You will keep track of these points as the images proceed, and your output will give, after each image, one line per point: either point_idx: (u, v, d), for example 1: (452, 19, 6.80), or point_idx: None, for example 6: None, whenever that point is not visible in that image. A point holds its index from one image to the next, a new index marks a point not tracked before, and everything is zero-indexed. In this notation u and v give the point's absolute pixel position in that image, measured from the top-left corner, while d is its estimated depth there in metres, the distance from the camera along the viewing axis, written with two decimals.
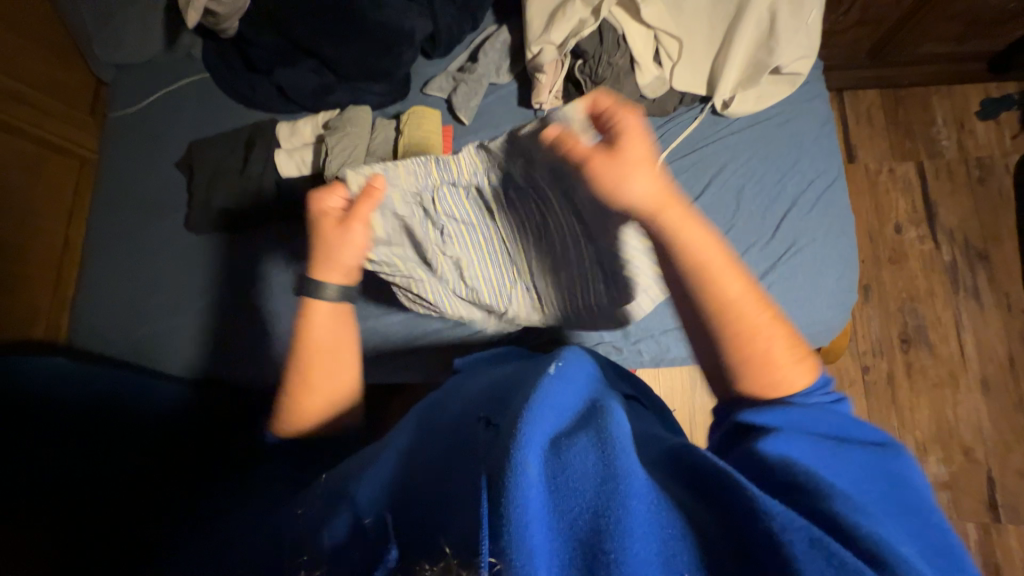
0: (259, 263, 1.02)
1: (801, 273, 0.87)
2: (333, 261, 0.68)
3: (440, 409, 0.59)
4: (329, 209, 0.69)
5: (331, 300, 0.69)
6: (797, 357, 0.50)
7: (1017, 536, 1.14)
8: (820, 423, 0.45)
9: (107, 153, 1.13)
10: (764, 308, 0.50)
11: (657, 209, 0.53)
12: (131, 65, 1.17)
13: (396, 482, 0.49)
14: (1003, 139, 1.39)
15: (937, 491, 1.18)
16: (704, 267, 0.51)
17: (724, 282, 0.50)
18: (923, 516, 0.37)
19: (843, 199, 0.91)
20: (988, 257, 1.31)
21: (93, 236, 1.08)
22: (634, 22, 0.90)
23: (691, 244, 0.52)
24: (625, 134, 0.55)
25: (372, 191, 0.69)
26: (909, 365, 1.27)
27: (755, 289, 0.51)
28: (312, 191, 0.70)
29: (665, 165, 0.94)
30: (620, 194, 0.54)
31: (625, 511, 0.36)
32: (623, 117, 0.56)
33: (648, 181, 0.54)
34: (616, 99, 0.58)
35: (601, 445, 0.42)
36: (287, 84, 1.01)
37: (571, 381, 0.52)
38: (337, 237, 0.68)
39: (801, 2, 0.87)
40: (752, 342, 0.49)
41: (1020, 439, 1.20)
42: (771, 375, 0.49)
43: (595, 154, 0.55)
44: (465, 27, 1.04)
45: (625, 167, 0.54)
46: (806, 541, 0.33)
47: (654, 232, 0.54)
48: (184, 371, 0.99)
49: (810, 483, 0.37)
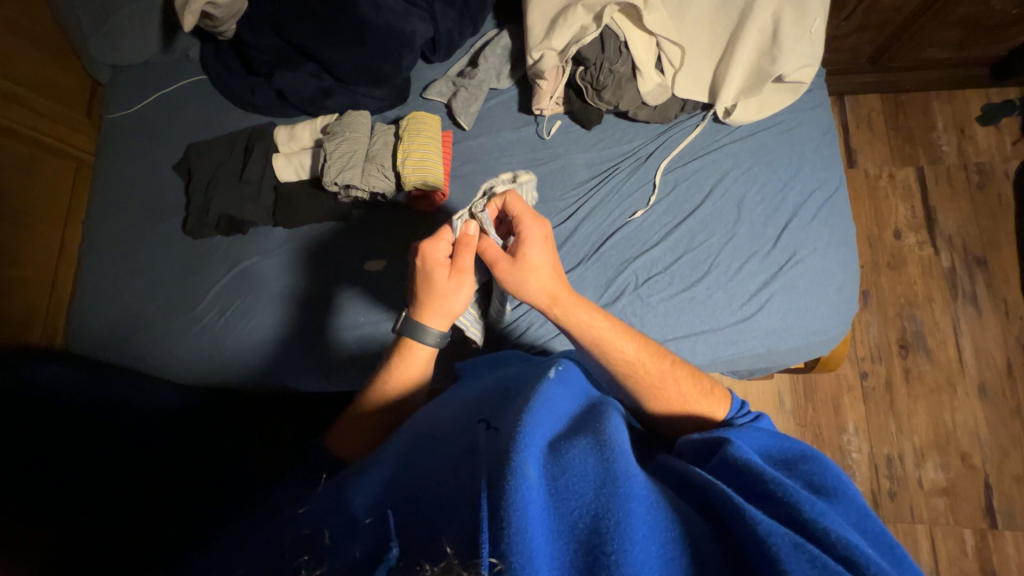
0: (256, 266, 1.00)
1: (802, 285, 0.86)
2: (441, 309, 0.67)
3: (436, 414, 0.59)
4: (440, 258, 0.66)
5: (433, 344, 0.69)
6: (707, 393, 0.64)
7: (1014, 542, 1.14)
8: (757, 443, 0.54)
9: (106, 155, 1.13)
10: (666, 364, 0.65)
11: (549, 304, 0.65)
12: (129, 67, 1.16)
13: (395, 486, 0.47)
14: (1003, 145, 1.39)
15: (934, 497, 1.18)
16: (600, 344, 0.64)
17: (633, 359, 0.64)
18: (863, 517, 0.44)
19: (843, 208, 0.91)
20: (986, 263, 1.31)
21: (90, 239, 1.07)
22: (636, 30, 0.89)
23: (588, 328, 0.64)
24: (523, 243, 0.65)
25: (470, 239, 0.66)
26: (908, 371, 1.27)
27: (654, 354, 0.66)
28: (421, 240, 0.67)
29: (664, 175, 0.94)
30: (523, 291, 0.65)
31: (625, 513, 0.37)
32: (525, 227, 0.65)
33: (544, 280, 0.64)
34: (523, 205, 0.67)
35: (600, 449, 0.44)
36: (287, 87, 1.00)
37: (569, 386, 0.58)
38: (451, 287, 0.66)
39: (804, 10, 0.86)
40: (663, 390, 0.63)
41: (1016, 445, 1.20)
42: (688, 411, 0.63)
43: (499, 259, 0.65)
44: (465, 32, 1.03)
45: (524, 271, 0.64)
46: (790, 545, 0.36)
47: (555, 319, 0.66)
48: (179, 375, 0.98)
49: (780, 489, 0.42)
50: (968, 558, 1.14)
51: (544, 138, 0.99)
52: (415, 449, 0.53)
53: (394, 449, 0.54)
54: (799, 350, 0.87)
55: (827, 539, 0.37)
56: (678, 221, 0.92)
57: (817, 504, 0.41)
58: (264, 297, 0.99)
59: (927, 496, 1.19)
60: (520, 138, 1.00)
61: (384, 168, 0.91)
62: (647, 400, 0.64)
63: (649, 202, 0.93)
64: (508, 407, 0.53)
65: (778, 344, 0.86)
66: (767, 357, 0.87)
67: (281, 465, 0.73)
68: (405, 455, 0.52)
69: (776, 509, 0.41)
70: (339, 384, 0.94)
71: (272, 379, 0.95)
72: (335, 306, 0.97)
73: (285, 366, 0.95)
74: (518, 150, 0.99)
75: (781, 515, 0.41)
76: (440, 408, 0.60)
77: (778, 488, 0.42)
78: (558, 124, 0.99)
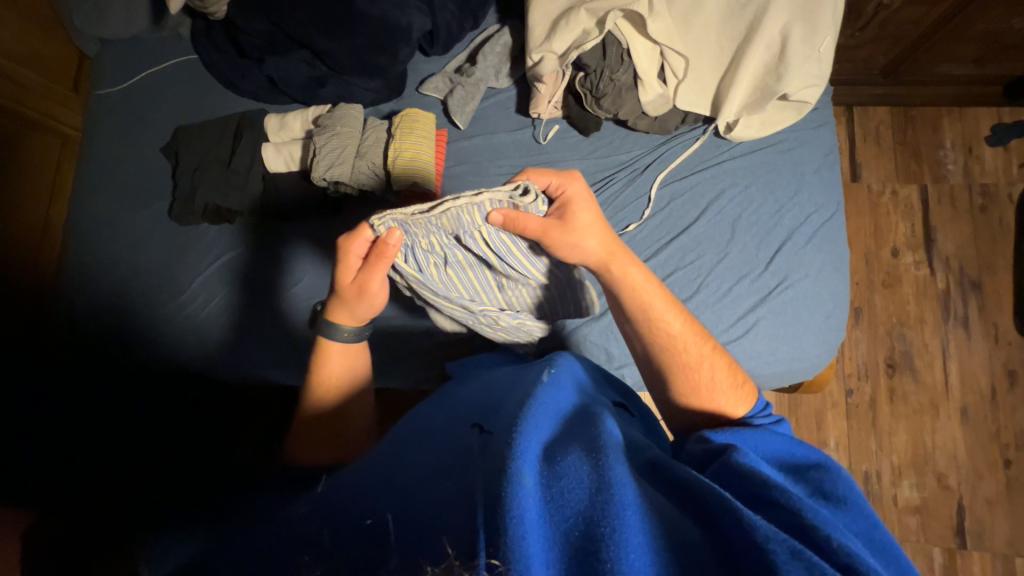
0: (247, 251, 0.99)
1: (790, 310, 0.86)
2: (348, 310, 0.68)
3: (431, 413, 0.56)
4: (348, 261, 0.63)
5: (342, 341, 0.70)
6: (737, 386, 0.62)
7: (980, 561, 1.17)
8: (765, 445, 0.52)
9: (93, 131, 1.10)
10: (707, 349, 0.63)
11: (607, 260, 0.63)
12: (117, 42, 1.12)
13: (380, 482, 0.44)
14: (1010, 167, 1.37)
15: (907, 515, 1.21)
16: (646, 309, 0.63)
17: (677, 334, 0.63)
18: (870, 524, 0.42)
19: (840, 233, 0.89)
20: (980, 287, 1.31)
21: (75, 218, 1.06)
22: (640, 36, 0.86)
23: (634, 289, 0.63)
24: (569, 204, 0.63)
25: (388, 259, 0.62)
26: (892, 390, 1.27)
27: (698, 334, 0.64)
28: (342, 233, 0.63)
29: (661, 190, 0.93)
30: (579, 251, 0.63)
31: (620, 521, 0.36)
32: (567, 187, 0.63)
33: (599, 236, 0.63)
34: (553, 172, 0.65)
35: (593, 456, 0.41)
36: (278, 75, 0.97)
37: (564, 388, 0.53)
38: (353, 296, 0.66)
39: (815, 28, 0.83)
40: (696, 370, 0.62)
41: (992, 468, 1.22)
42: (713, 397, 0.61)
43: (551, 226, 0.61)
44: (466, 25, 1.00)
45: (578, 232, 0.62)
46: (787, 552, 0.35)
47: (608, 276, 0.64)
48: (162, 363, 0.96)
49: (784, 496, 0.41)
50: None
51: (541, 142, 0.98)
52: (401, 447, 0.49)
53: (375, 455, 0.49)
54: (781, 374, 0.87)
55: (827, 545, 0.37)
56: (672, 236, 0.91)
57: (819, 512, 0.40)
58: (251, 290, 0.98)
59: (900, 513, 1.21)
60: (517, 141, 0.98)
61: (374, 165, 0.90)
62: (676, 380, 0.62)
63: (643, 216, 0.92)
64: (500, 408, 0.50)
65: (761, 368, 0.86)
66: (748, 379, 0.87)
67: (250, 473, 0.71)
68: (382, 454, 0.50)
69: (776, 517, 0.40)
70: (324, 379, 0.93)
71: (251, 373, 0.94)
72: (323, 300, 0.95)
73: (268, 358, 0.94)
74: (514, 152, 0.98)
75: (782, 522, 0.40)
76: (435, 408, 0.57)
77: (781, 495, 0.41)
78: (556, 128, 0.98)
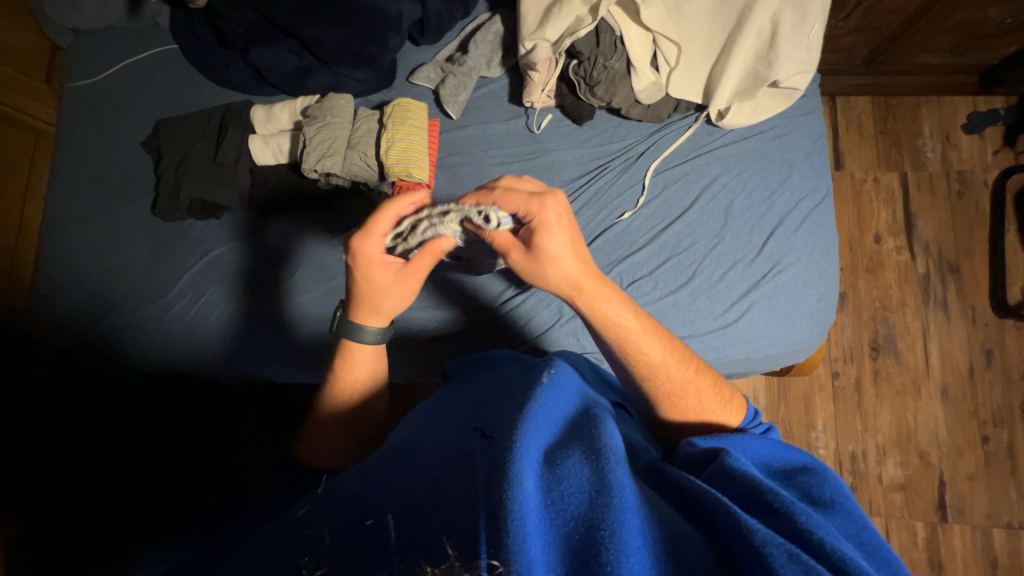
0: (233, 246, 0.97)
1: (782, 294, 0.88)
2: (383, 309, 0.65)
3: (430, 417, 0.55)
4: (383, 260, 0.61)
5: (373, 342, 0.67)
6: (724, 404, 0.63)
7: (961, 534, 1.22)
8: (757, 451, 0.53)
9: (69, 126, 1.06)
10: (691, 372, 0.62)
11: (575, 292, 0.58)
12: (91, 33, 1.08)
13: (378, 485, 0.44)
14: (985, 154, 1.41)
15: (891, 492, 1.25)
16: (627, 343, 0.60)
17: (658, 364, 0.61)
18: (859, 527, 0.43)
19: (828, 218, 0.92)
20: (959, 270, 1.35)
21: (51, 217, 1.02)
22: (633, 23, 0.87)
23: (611, 323, 0.60)
24: (539, 232, 0.56)
25: (439, 250, 0.62)
26: (877, 371, 1.31)
27: (680, 360, 0.62)
28: (353, 235, 0.60)
29: (655, 178, 0.94)
30: (547, 282, 0.58)
31: (620, 524, 0.36)
32: (538, 214, 0.56)
33: (566, 269, 0.57)
34: (520, 197, 0.56)
35: (594, 460, 0.41)
36: (264, 65, 0.95)
37: (562, 389, 0.52)
38: (398, 294, 0.63)
39: (805, 14, 0.84)
40: (683, 399, 0.62)
41: (971, 444, 1.27)
42: (703, 420, 0.61)
43: (513, 250, 0.57)
44: (455, 14, 0.99)
45: (545, 264, 0.57)
46: (785, 555, 0.36)
47: (579, 305, 0.60)
48: (146, 366, 0.94)
49: (779, 500, 0.42)
50: (918, 548, 1.22)
51: (534, 131, 0.98)
52: (403, 447, 0.49)
53: (379, 455, 0.49)
54: (775, 357, 0.89)
55: (822, 549, 0.38)
56: (665, 224, 0.92)
57: (813, 515, 0.41)
58: (242, 288, 0.96)
59: (885, 490, 1.25)
60: (510, 131, 0.98)
61: (367, 156, 0.88)
62: (664, 408, 0.62)
63: (637, 203, 0.93)
64: (501, 411, 0.49)
65: (757, 352, 0.87)
66: (745, 363, 0.89)
67: (247, 477, 0.71)
68: (385, 455, 0.49)
69: (773, 521, 0.41)
70: (315, 377, 0.92)
71: (247, 371, 0.93)
72: (314, 294, 0.94)
73: (263, 357, 0.93)
74: (506, 143, 0.98)
75: (778, 525, 0.41)
76: (433, 410, 0.57)
77: (776, 499, 0.42)
78: (549, 117, 0.97)
